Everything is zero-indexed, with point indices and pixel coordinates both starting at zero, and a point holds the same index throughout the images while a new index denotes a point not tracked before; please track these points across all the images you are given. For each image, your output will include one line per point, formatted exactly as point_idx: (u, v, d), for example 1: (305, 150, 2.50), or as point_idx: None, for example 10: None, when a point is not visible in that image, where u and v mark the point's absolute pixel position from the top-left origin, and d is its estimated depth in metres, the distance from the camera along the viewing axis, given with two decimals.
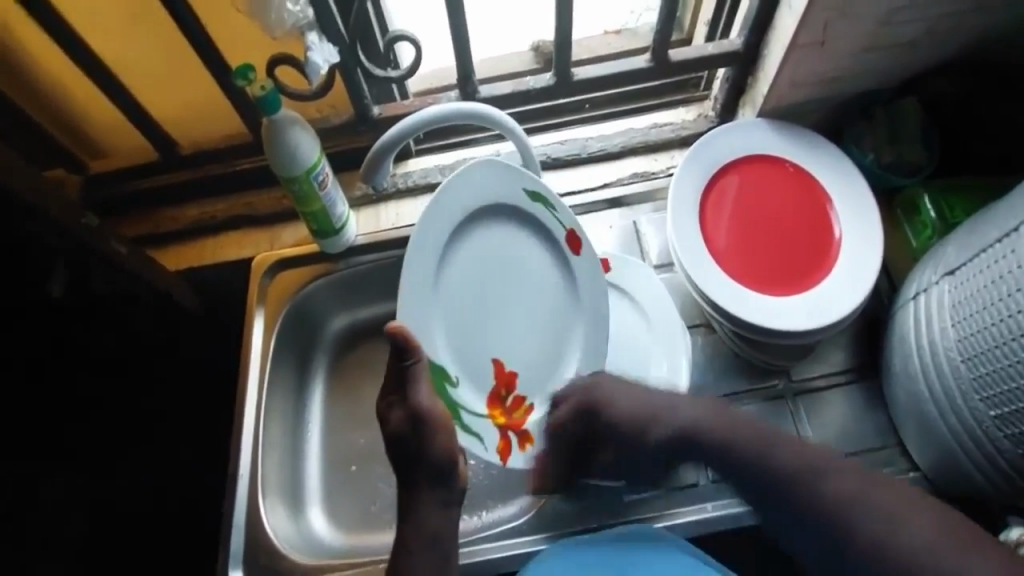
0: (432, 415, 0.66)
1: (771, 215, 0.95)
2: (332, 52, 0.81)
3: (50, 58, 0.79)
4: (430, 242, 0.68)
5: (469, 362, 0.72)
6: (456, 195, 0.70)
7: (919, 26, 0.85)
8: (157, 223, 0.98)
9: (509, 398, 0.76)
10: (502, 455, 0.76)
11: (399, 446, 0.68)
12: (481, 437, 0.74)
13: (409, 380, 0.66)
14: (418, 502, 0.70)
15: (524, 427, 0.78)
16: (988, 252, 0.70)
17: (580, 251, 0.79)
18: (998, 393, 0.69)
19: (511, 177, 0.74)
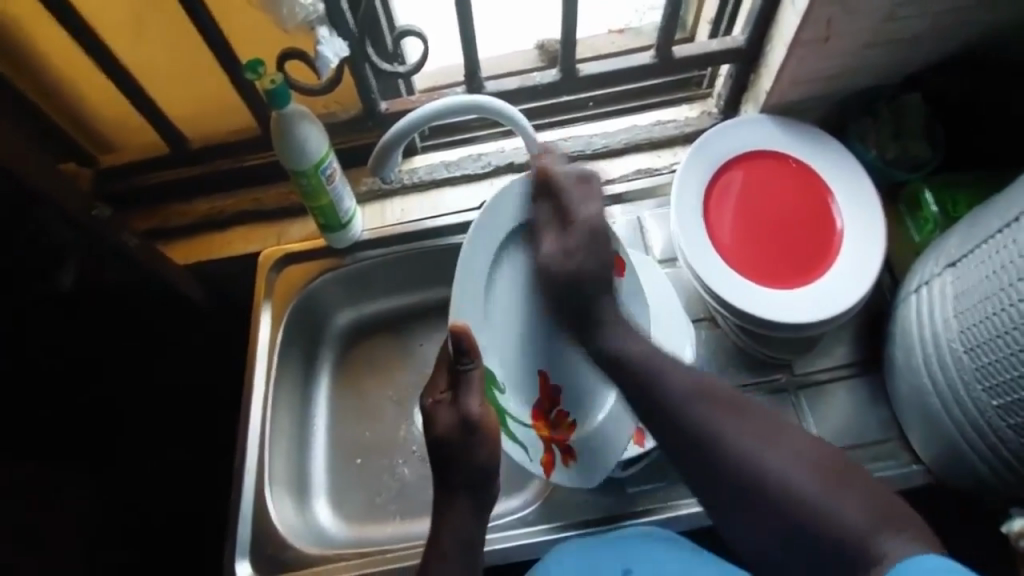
0: (479, 419, 0.70)
1: (801, 222, 0.96)
2: (342, 46, 0.82)
3: (65, 54, 0.80)
4: (481, 252, 0.72)
5: (519, 372, 0.75)
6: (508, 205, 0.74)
7: (923, 22, 0.86)
8: (166, 218, 0.99)
9: (554, 413, 0.78)
10: (544, 468, 0.78)
11: (440, 450, 0.73)
12: (527, 449, 0.76)
13: (464, 386, 0.70)
14: (452, 503, 0.74)
15: (569, 443, 0.80)
16: (990, 243, 0.70)
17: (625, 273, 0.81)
18: (1000, 382, 0.70)
19: (549, 196, 0.76)
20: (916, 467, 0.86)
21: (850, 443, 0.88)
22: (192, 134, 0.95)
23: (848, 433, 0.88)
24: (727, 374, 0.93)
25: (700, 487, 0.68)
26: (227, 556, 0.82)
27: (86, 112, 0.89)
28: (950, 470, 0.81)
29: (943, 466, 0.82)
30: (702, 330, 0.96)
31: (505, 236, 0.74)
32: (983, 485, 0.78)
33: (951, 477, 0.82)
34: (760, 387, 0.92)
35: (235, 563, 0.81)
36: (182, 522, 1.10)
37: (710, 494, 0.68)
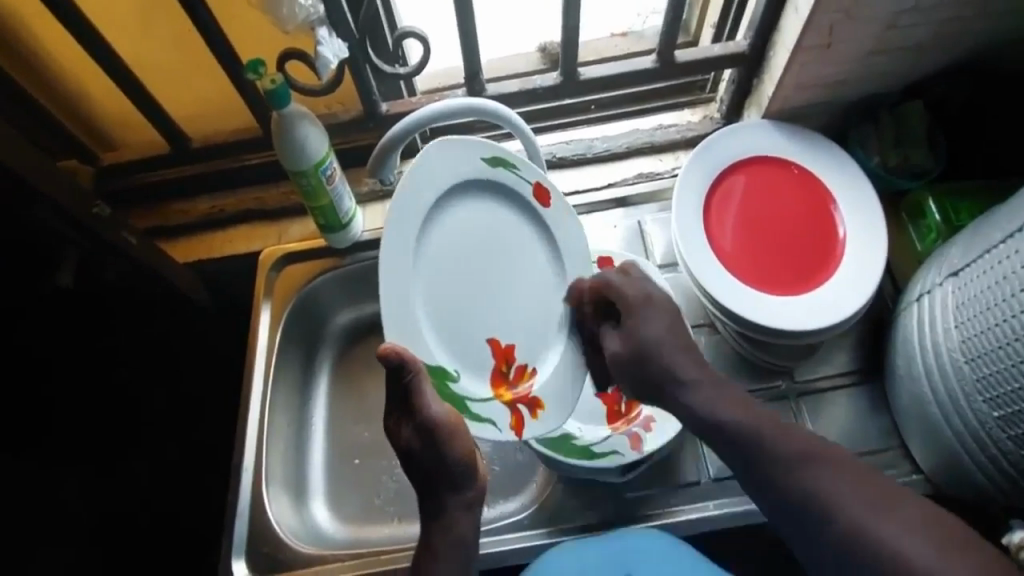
0: (444, 421, 0.67)
1: (756, 203, 0.96)
2: (342, 48, 0.82)
3: (70, 54, 0.80)
4: (406, 227, 0.66)
5: (462, 349, 0.71)
6: (426, 175, 0.69)
7: (926, 29, 0.85)
8: (166, 217, 0.99)
9: (511, 371, 0.74)
10: (515, 431, 0.73)
11: (413, 460, 0.69)
12: (493, 420, 0.72)
13: (414, 393, 0.65)
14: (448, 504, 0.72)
15: (532, 394, 0.75)
16: (992, 253, 0.69)
17: (549, 203, 0.78)
18: (1002, 394, 0.69)
19: (460, 152, 0.72)
20: (916, 476, 0.85)
21: (852, 450, 0.87)
22: (194, 134, 0.95)
23: (849, 439, 0.88)
24: (726, 380, 0.92)
25: None
26: (222, 557, 0.81)
27: (89, 110, 0.89)
28: (951, 481, 0.81)
29: (943, 476, 0.81)
30: (702, 336, 0.95)
31: (429, 205, 0.70)
32: (983, 496, 0.77)
33: (952, 488, 0.81)
34: (760, 393, 0.91)
35: (231, 564, 0.81)
36: (177, 523, 1.09)
37: None
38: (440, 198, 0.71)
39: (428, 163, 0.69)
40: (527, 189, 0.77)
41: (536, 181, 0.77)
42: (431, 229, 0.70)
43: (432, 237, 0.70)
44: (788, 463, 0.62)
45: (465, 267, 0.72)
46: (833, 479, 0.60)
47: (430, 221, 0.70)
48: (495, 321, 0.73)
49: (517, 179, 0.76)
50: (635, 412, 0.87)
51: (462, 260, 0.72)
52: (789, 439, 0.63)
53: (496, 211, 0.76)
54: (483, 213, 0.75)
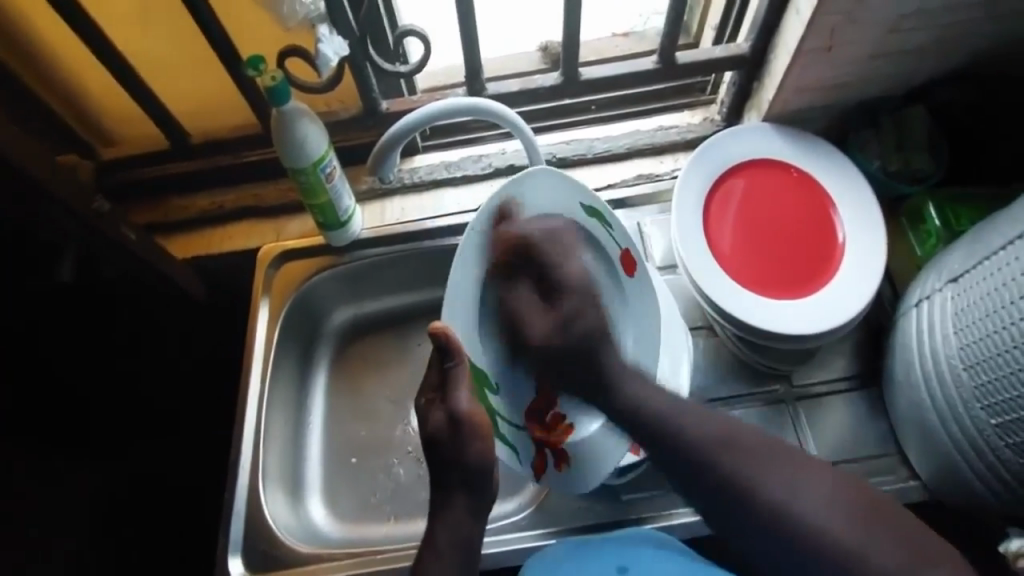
0: (471, 417, 0.67)
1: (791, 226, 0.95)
2: (342, 45, 0.81)
3: (69, 45, 0.79)
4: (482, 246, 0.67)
5: (506, 366, 0.74)
6: (526, 201, 0.69)
7: (927, 34, 0.85)
8: (166, 212, 0.99)
9: (548, 415, 0.77)
10: (535, 471, 0.77)
11: (435, 452, 0.70)
12: (517, 451, 0.75)
13: (453, 383, 0.67)
14: (449, 503, 0.72)
15: (562, 447, 0.78)
16: (991, 260, 0.70)
17: (633, 273, 0.79)
18: (999, 401, 0.69)
19: (572, 191, 0.73)
20: (914, 482, 0.85)
21: (848, 455, 0.87)
22: (190, 127, 0.94)
23: (846, 445, 0.88)
24: (724, 383, 0.92)
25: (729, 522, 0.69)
26: (219, 554, 0.81)
27: (86, 101, 0.88)
28: (947, 487, 0.80)
29: (940, 482, 0.81)
30: (700, 339, 0.95)
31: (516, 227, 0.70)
32: (979, 502, 0.77)
33: (948, 494, 0.81)
34: (757, 397, 0.91)
35: (228, 562, 0.81)
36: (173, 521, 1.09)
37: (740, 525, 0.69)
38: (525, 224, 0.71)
39: (531, 191, 0.69)
40: (617, 252, 0.78)
41: (625, 248, 0.79)
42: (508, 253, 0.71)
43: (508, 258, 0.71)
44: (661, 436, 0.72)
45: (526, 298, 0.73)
46: (748, 455, 0.69)
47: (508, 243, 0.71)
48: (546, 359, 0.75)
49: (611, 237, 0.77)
50: None
51: (527, 289, 0.73)
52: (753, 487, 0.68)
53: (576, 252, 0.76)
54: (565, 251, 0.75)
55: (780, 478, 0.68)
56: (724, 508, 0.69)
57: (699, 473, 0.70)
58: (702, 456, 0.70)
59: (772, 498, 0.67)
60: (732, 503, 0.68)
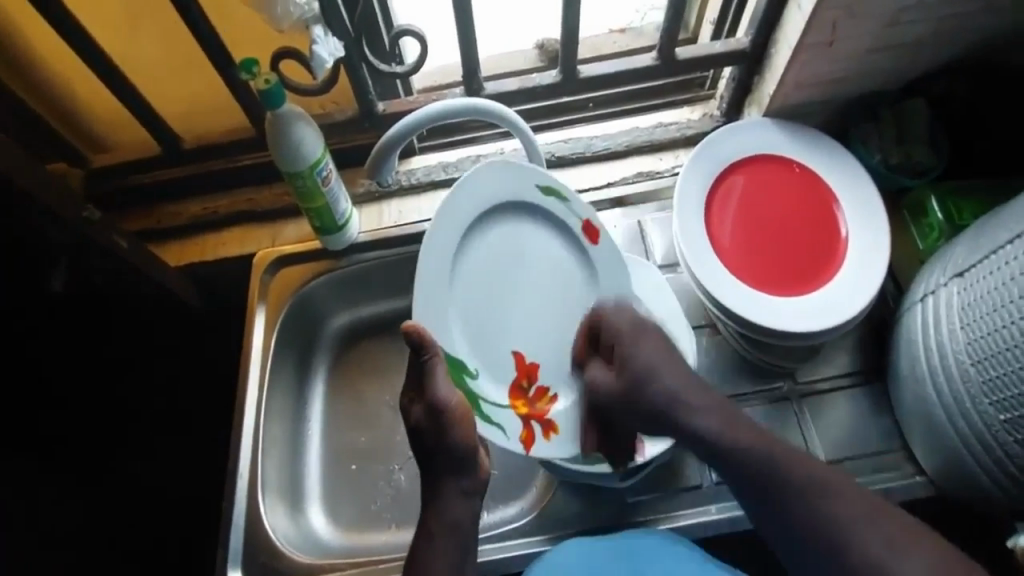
0: (453, 406, 0.66)
1: (777, 213, 0.95)
2: (337, 46, 0.80)
3: (57, 51, 0.78)
4: (449, 233, 0.69)
5: (487, 352, 0.73)
6: (478, 189, 0.72)
7: (929, 26, 0.84)
8: (158, 219, 0.98)
9: (530, 389, 0.76)
10: (525, 444, 0.74)
11: (419, 442, 0.69)
12: (503, 428, 0.73)
13: (429, 377, 0.66)
14: (441, 493, 0.71)
15: (547, 417, 0.77)
16: (997, 254, 0.69)
17: (597, 242, 0.80)
18: (1008, 396, 0.68)
19: (523, 175, 0.75)
20: (920, 478, 0.84)
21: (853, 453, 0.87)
22: (183, 131, 0.93)
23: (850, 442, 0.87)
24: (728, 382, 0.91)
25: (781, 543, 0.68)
26: (219, 567, 0.80)
27: (76, 107, 0.86)
28: (952, 481, 0.80)
29: (946, 477, 0.81)
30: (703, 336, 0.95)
31: (473, 216, 0.72)
32: (986, 497, 0.76)
33: (955, 489, 0.80)
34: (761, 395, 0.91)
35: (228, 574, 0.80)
36: (171, 536, 1.08)
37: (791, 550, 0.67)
38: (482, 213, 0.73)
39: (482, 178, 0.72)
40: (578, 224, 0.79)
41: (586, 219, 0.80)
42: (470, 243, 0.73)
43: (471, 247, 0.73)
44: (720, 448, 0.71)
45: (496, 281, 0.74)
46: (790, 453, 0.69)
47: (469, 234, 0.73)
48: (520, 336, 0.75)
49: (567, 210, 0.78)
50: None
51: (496, 274, 0.74)
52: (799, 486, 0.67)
53: (536, 229, 0.78)
54: (526, 230, 0.77)
55: (852, 520, 0.64)
56: (793, 545, 0.67)
57: (766, 501, 0.68)
58: (770, 482, 0.68)
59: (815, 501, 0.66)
60: (803, 538, 0.66)
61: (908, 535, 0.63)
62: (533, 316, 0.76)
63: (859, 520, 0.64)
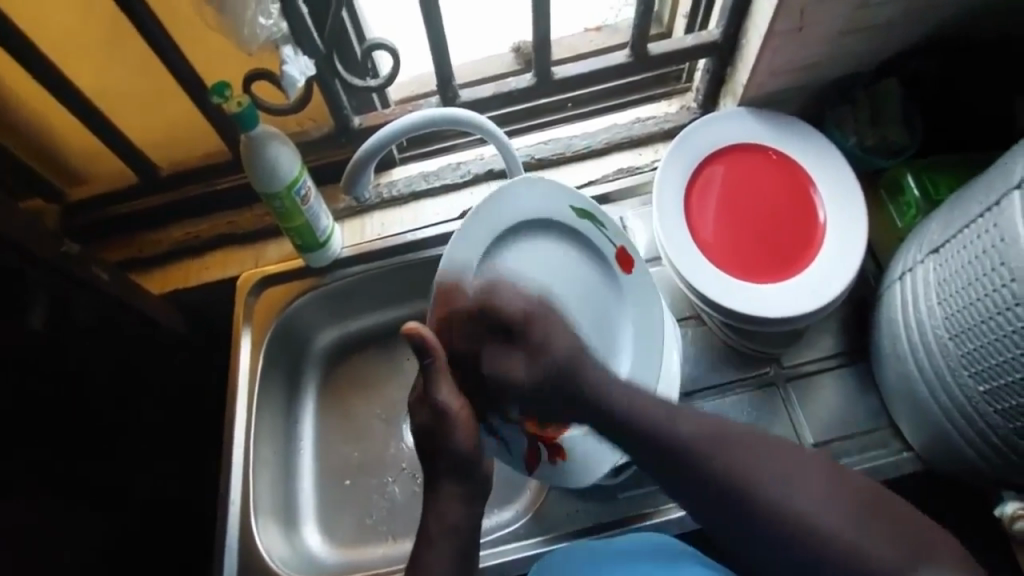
0: (455, 410, 0.67)
1: (769, 206, 0.95)
2: (307, 64, 0.82)
3: (29, 89, 0.79)
4: (475, 244, 0.69)
5: None
6: (513, 205, 0.72)
7: (895, 7, 0.85)
8: (140, 248, 0.98)
9: None
10: (527, 465, 0.80)
11: (423, 442, 0.70)
12: (509, 445, 0.78)
13: (432, 381, 0.67)
14: (439, 497, 0.71)
15: (558, 441, 0.80)
16: (971, 228, 0.69)
17: (631, 268, 0.83)
18: (986, 368, 0.69)
19: (559, 195, 0.75)
20: (907, 454, 0.85)
21: (841, 435, 0.87)
22: (156, 157, 0.93)
23: (838, 424, 0.87)
24: (716, 371, 0.92)
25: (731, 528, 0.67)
26: None
27: (46, 140, 0.86)
28: (939, 456, 0.81)
29: (933, 453, 0.81)
30: (688, 328, 0.95)
31: (503, 231, 0.72)
32: (972, 470, 0.77)
33: (943, 464, 0.81)
34: (749, 383, 0.91)
35: None
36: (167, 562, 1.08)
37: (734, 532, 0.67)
38: (512, 229, 0.74)
39: (518, 194, 0.72)
40: (611, 251, 0.81)
41: (620, 245, 0.82)
42: (497, 260, 0.73)
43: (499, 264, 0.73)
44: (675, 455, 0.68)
45: None
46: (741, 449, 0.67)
47: (498, 247, 0.73)
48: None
49: (604, 238, 0.80)
50: None
51: None
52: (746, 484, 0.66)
53: (568, 252, 0.79)
54: (554, 251, 0.78)
55: (781, 476, 0.66)
56: (721, 511, 0.67)
57: (681, 471, 0.68)
58: (699, 456, 0.67)
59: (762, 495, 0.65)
60: (730, 501, 0.66)
61: (834, 485, 0.65)
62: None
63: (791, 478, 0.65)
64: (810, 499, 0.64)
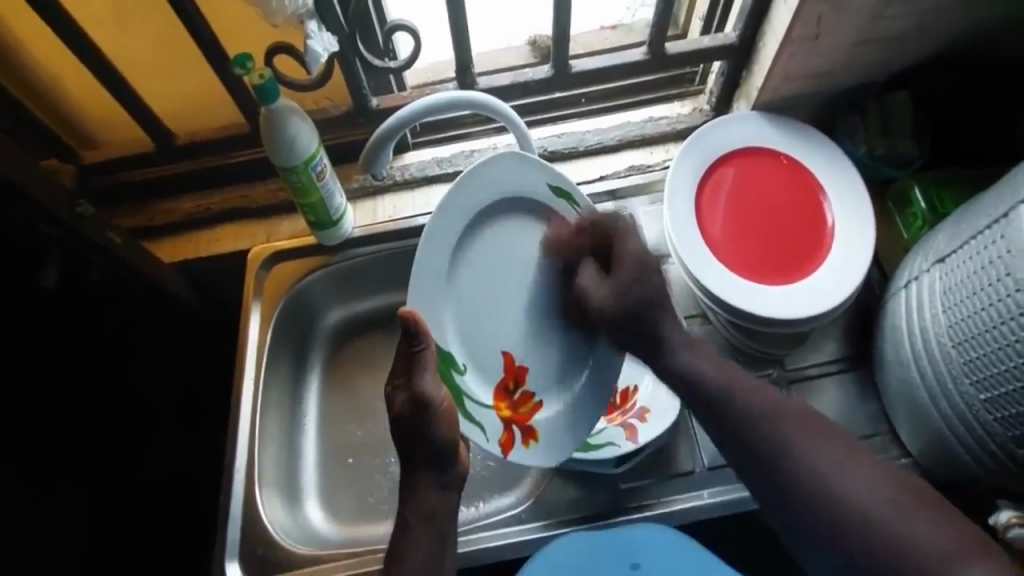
0: (437, 399, 0.67)
1: (765, 205, 0.97)
2: (331, 41, 0.81)
3: (50, 48, 0.78)
4: (452, 220, 0.71)
5: (477, 348, 0.75)
6: (486, 182, 0.74)
7: (910, 20, 0.86)
8: (152, 216, 0.98)
9: (516, 392, 0.77)
10: (503, 448, 0.75)
11: (401, 430, 0.69)
12: (483, 427, 0.74)
13: (417, 367, 0.67)
14: (417, 483, 0.71)
15: (530, 422, 0.78)
16: (978, 239, 0.70)
17: None
18: (988, 376, 0.70)
19: (532, 172, 0.77)
20: (906, 460, 0.86)
21: None
22: (168, 119, 0.92)
23: None
24: None
25: (783, 515, 0.61)
26: (216, 560, 0.80)
27: (59, 97, 0.85)
28: (936, 461, 0.82)
29: (930, 458, 0.83)
30: (694, 326, 0.97)
31: (478, 211, 0.75)
32: (969, 477, 0.79)
33: (940, 470, 0.83)
34: None
35: (225, 566, 0.80)
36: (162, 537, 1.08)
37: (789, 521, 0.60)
38: (486, 209, 0.75)
39: (493, 171, 0.74)
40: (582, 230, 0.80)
41: (590, 224, 0.80)
42: (470, 244, 0.74)
43: (472, 244, 0.75)
44: (748, 425, 0.63)
45: (496, 281, 0.76)
46: (798, 425, 0.62)
47: (472, 227, 0.74)
48: (512, 338, 0.77)
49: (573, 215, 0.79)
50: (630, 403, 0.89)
51: (494, 273, 0.75)
52: (777, 419, 0.63)
53: (541, 233, 0.79)
54: (527, 232, 0.78)
55: (817, 452, 0.60)
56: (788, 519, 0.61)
57: (748, 448, 0.63)
58: (748, 426, 0.63)
59: (813, 471, 0.59)
60: (794, 495, 0.60)
61: (887, 475, 0.59)
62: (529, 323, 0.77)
63: (830, 469, 0.59)
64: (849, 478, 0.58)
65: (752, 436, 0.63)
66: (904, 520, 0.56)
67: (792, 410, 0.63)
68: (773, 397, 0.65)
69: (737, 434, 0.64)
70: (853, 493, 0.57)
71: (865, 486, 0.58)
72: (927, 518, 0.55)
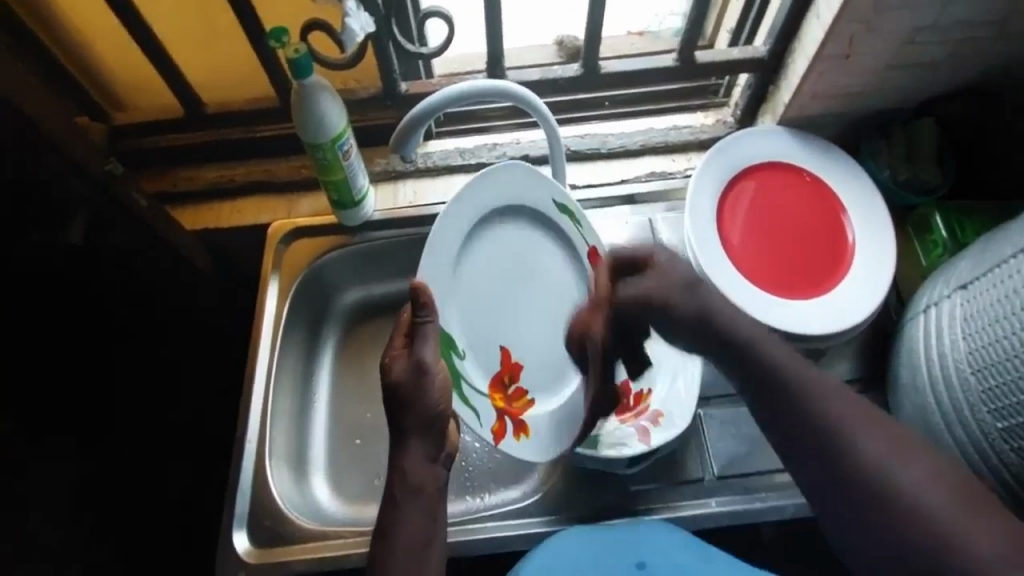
0: (435, 371, 0.67)
1: (787, 220, 0.97)
2: (368, 21, 0.80)
3: (88, 5, 0.77)
4: (465, 215, 0.76)
5: (478, 338, 0.77)
6: (499, 185, 0.78)
7: (942, 46, 0.87)
8: (175, 182, 0.97)
9: (510, 386, 0.79)
10: (495, 436, 0.76)
11: (394, 395, 0.67)
12: (478, 413, 0.74)
13: (420, 337, 0.68)
14: (404, 453, 0.67)
15: (522, 417, 0.80)
16: (1002, 268, 0.72)
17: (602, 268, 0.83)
18: (1006, 405, 0.71)
19: (537, 185, 0.81)
20: None
21: None
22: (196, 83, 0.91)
23: None
24: None
25: (837, 505, 0.56)
26: (224, 530, 0.80)
27: (87, 50, 0.83)
28: None
29: None
30: None
31: (488, 211, 0.79)
32: None
33: None
34: None
35: (232, 535, 0.80)
36: (165, 512, 1.07)
37: (843, 515, 0.56)
38: (495, 212, 0.79)
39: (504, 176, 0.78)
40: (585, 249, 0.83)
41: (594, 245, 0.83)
42: (480, 239, 0.79)
43: (481, 239, 0.78)
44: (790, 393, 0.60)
45: (499, 277, 0.80)
46: (863, 419, 0.58)
47: (481, 225, 0.79)
48: (513, 331, 0.80)
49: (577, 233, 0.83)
50: (644, 405, 0.86)
51: (499, 272, 0.80)
52: (804, 393, 0.60)
53: (541, 240, 0.83)
54: (530, 240, 0.82)
55: (865, 431, 0.57)
56: (829, 492, 0.57)
57: (794, 433, 0.59)
58: (794, 399, 0.60)
59: (863, 464, 0.56)
60: (834, 477, 0.57)
61: (944, 470, 0.55)
62: (527, 321, 0.81)
63: (887, 458, 0.55)
64: (917, 476, 0.54)
65: (801, 422, 0.59)
66: (961, 531, 0.51)
67: (819, 383, 0.60)
68: (813, 377, 0.61)
69: (763, 396, 0.62)
70: (917, 483, 0.54)
71: (923, 476, 0.54)
72: (990, 525, 0.51)
